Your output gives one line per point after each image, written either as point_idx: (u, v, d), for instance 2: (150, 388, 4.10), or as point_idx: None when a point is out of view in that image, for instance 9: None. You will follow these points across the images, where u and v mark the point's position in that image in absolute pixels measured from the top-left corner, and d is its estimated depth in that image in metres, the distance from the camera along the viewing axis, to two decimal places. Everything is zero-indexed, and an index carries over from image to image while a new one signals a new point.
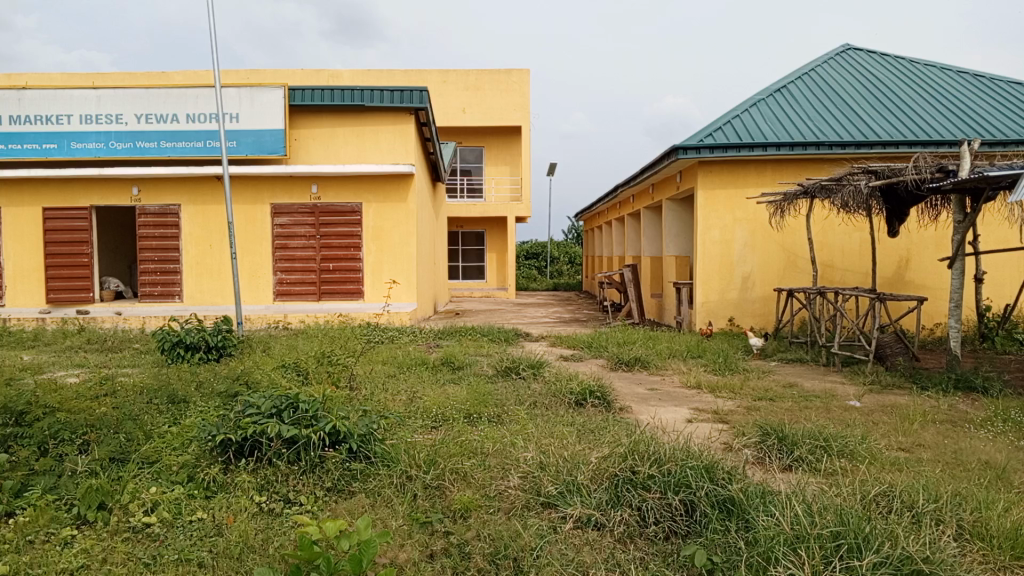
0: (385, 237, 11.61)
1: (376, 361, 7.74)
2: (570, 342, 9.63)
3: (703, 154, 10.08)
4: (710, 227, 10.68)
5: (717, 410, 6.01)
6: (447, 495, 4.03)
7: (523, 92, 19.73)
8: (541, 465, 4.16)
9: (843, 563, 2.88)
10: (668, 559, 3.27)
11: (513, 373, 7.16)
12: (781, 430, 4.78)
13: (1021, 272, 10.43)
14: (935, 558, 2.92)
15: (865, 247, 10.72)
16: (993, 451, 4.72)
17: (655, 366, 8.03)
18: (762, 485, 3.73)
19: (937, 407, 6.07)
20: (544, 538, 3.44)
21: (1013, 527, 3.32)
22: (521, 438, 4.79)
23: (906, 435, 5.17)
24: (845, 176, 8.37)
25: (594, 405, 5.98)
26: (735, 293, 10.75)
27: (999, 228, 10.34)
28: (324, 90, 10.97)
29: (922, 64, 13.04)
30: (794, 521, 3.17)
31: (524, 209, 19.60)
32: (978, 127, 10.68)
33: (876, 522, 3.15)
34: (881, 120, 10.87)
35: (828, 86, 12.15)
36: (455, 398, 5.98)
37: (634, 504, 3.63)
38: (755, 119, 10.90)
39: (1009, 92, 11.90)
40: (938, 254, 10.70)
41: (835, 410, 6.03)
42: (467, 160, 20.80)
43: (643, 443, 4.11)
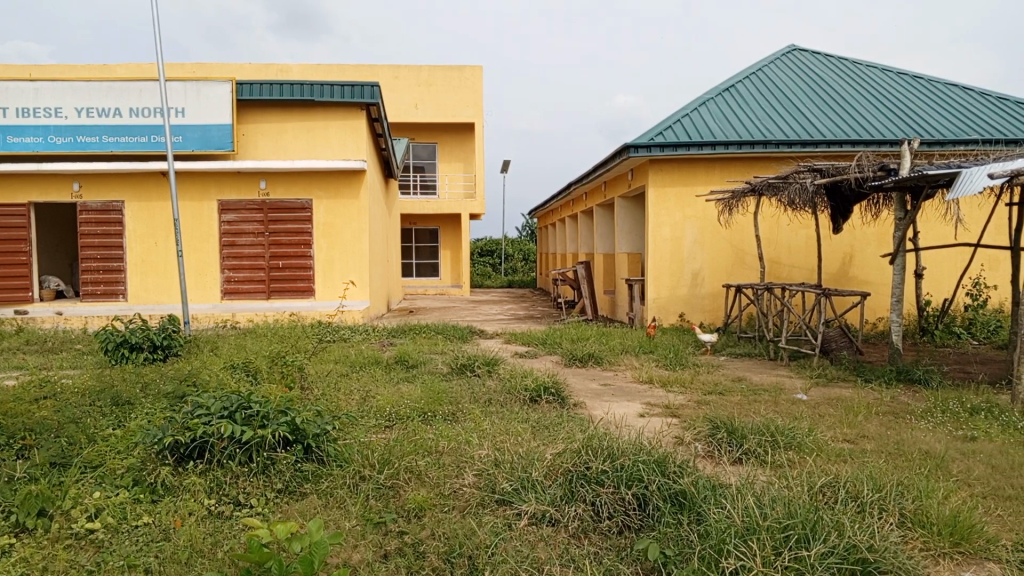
0: (336, 234, 11.45)
1: (328, 360, 7.64)
2: (524, 339, 9.65)
3: (654, 153, 10.19)
4: (661, 224, 10.81)
5: (668, 404, 6.09)
6: (400, 495, 4.00)
7: (476, 88, 19.69)
8: (495, 462, 4.15)
9: (792, 554, 2.93)
10: (621, 553, 3.30)
11: (468, 370, 7.14)
12: (731, 424, 4.87)
13: (958, 268, 10.81)
14: (880, 547, 3.00)
15: (810, 244, 10.97)
16: (933, 441, 4.88)
17: (608, 362, 8.09)
18: (713, 478, 3.79)
19: (880, 399, 6.25)
20: (499, 535, 3.43)
21: (952, 514, 3.43)
22: (476, 436, 4.78)
23: (851, 427, 5.31)
24: (791, 174, 8.53)
25: (549, 402, 6.00)
26: (685, 290, 10.90)
27: (938, 225, 10.70)
28: (272, 85, 10.76)
29: (864, 65, 13.39)
30: (744, 513, 3.23)
31: (478, 206, 19.57)
32: (918, 127, 11.03)
33: (823, 512, 3.22)
34: (826, 120, 11.13)
35: (774, 86, 12.40)
36: (409, 396, 5.94)
37: (588, 500, 3.65)
38: (704, 118, 11.06)
39: (947, 93, 12.31)
40: (880, 250, 11.02)
41: (783, 403, 6.17)
42: (420, 156, 20.66)
43: (597, 438, 4.13)
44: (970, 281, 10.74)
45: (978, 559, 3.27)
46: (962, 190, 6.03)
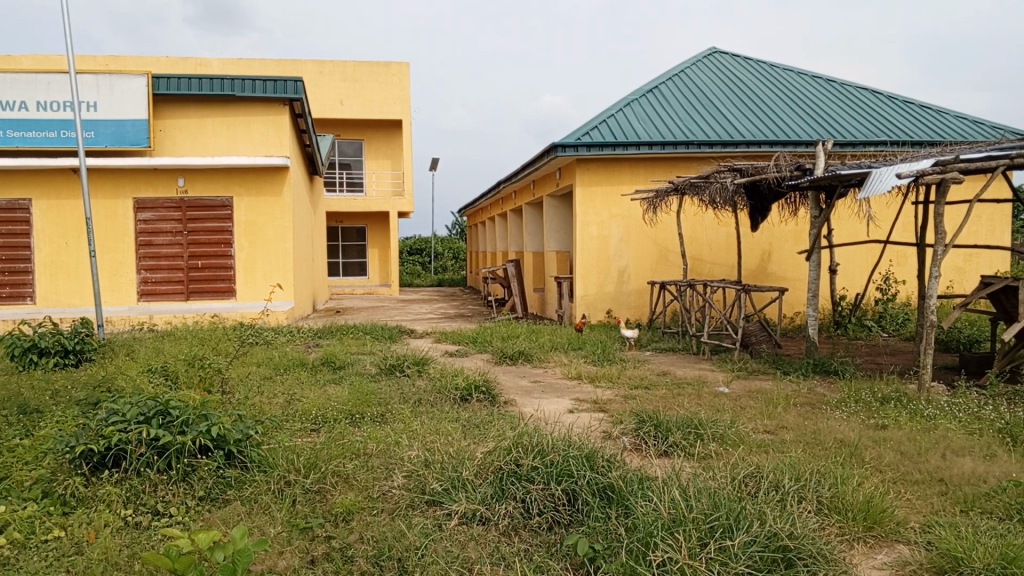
0: (258, 233, 11.14)
1: (251, 363, 7.42)
2: (453, 338, 9.61)
3: (581, 152, 10.30)
4: (588, 222, 10.92)
5: (596, 399, 6.17)
6: (328, 499, 3.92)
7: (403, 85, 19.52)
8: (425, 462, 4.12)
9: (716, 544, 3.01)
10: (551, 549, 3.32)
11: (397, 371, 7.06)
12: (656, 417, 4.96)
13: (869, 264, 11.31)
14: (798, 534, 3.11)
15: (731, 241, 11.28)
16: (847, 430, 5.08)
17: (538, 359, 8.14)
18: (640, 472, 3.85)
19: (797, 391, 6.48)
20: (429, 536, 3.40)
21: (865, 499, 3.59)
22: (405, 437, 4.73)
23: (771, 418, 5.48)
24: (712, 174, 8.76)
25: (479, 400, 5.98)
26: (612, 287, 11.06)
27: (850, 222, 11.16)
28: (191, 79, 10.41)
29: (781, 68, 13.87)
30: (670, 506, 3.28)
31: (406, 204, 19.40)
32: (831, 128, 11.48)
33: (746, 503, 3.31)
34: (745, 121, 11.47)
35: (696, 87, 12.69)
36: (336, 399, 5.83)
37: (518, 497, 3.66)
38: (629, 118, 11.25)
39: (857, 96, 12.86)
40: (797, 247, 11.42)
41: (706, 396, 6.33)
42: (346, 153, 20.31)
43: (528, 435, 4.13)
44: (880, 276, 11.25)
45: (890, 541, 3.42)
46: (872, 189, 6.28)
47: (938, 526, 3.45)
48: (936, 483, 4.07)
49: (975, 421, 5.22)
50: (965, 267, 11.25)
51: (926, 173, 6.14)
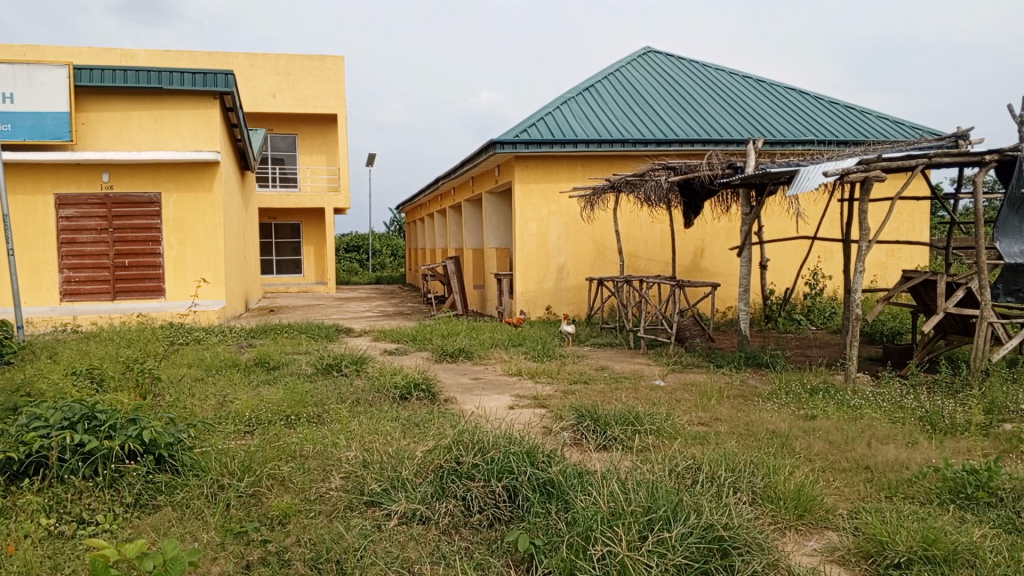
0: (187, 229, 10.81)
1: (181, 365, 7.19)
2: (392, 336, 9.51)
3: (519, 150, 10.33)
4: (527, 220, 10.96)
5: (537, 395, 6.20)
6: (263, 502, 3.83)
7: (337, 79, 19.21)
8: (363, 463, 4.06)
9: (654, 537, 3.05)
10: (492, 546, 3.32)
11: (334, 370, 6.95)
12: (595, 412, 5.01)
13: (797, 260, 11.66)
14: (733, 524, 3.17)
15: (665, 238, 11.47)
16: (778, 421, 5.23)
17: (478, 356, 8.12)
18: (580, 466, 3.87)
19: (730, 383, 6.65)
20: (368, 537, 3.36)
21: (796, 488, 3.71)
22: (342, 437, 4.66)
23: (706, 410, 5.60)
24: (647, 171, 8.89)
25: (419, 399, 5.94)
26: (551, 283, 11.12)
27: (779, 219, 11.49)
28: (116, 70, 10.03)
29: (713, 68, 14.16)
30: (608, 500, 3.31)
31: (343, 200, 19.10)
32: (761, 128, 11.78)
33: (683, 494, 3.36)
34: (680, 120, 11.68)
35: (631, 86, 12.85)
36: (271, 400, 5.69)
37: (459, 495, 3.65)
38: (566, 116, 11.33)
39: (785, 96, 13.23)
40: (728, 243, 11.69)
41: (643, 389, 6.44)
42: (279, 148, 19.88)
43: (467, 433, 4.11)
44: (808, 271, 11.61)
45: (819, 528, 3.53)
46: (799, 188, 6.45)
47: (865, 512, 3.58)
48: (862, 470, 4.22)
49: (898, 410, 5.44)
50: (887, 262, 11.72)
51: (850, 172, 6.34)
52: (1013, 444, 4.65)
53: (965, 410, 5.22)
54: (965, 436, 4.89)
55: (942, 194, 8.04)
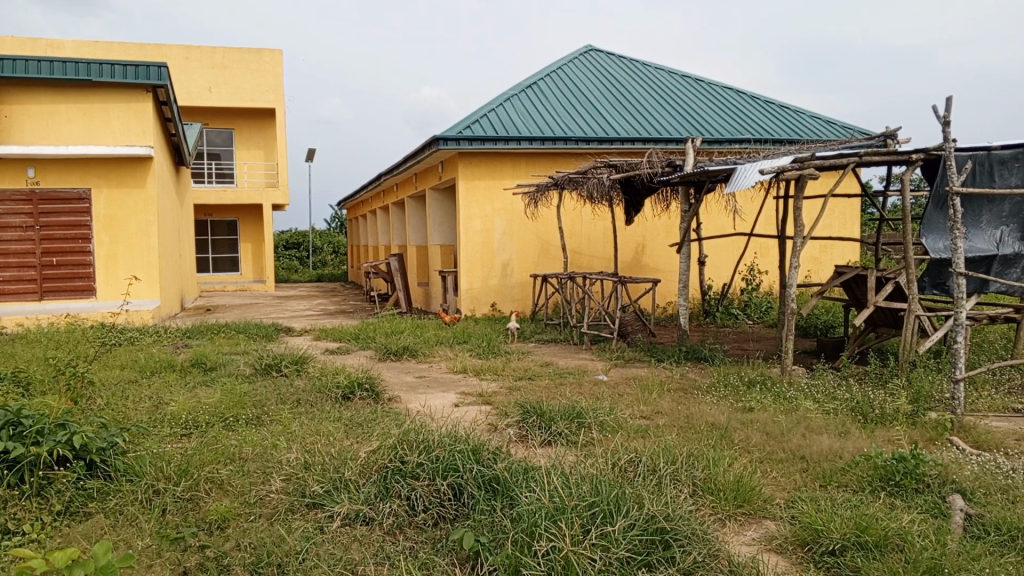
0: (118, 227, 10.44)
1: (114, 367, 6.95)
2: (334, 335, 9.37)
3: (462, 146, 10.30)
4: (472, 216, 10.93)
5: (481, 392, 6.19)
6: (201, 507, 3.73)
7: (276, 73, 18.82)
8: (304, 465, 4.00)
9: (598, 531, 3.08)
10: (437, 545, 3.30)
11: (274, 371, 6.81)
12: (540, 408, 5.03)
13: (734, 256, 11.93)
14: (675, 516, 3.22)
15: (608, 235, 11.59)
16: (718, 413, 5.33)
17: (422, 354, 8.07)
18: (525, 462, 3.88)
19: (671, 377, 6.77)
20: (310, 540, 3.31)
21: (735, 479, 3.79)
22: (283, 438, 4.58)
23: (647, 404, 5.69)
24: (590, 169, 8.96)
25: (362, 398, 5.87)
26: (496, 280, 11.11)
27: (717, 216, 11.75)
28: (41, 61, 9.62)
29: (653, 67, 14.36)
30: (552, 495, 3.33)
31: (281, 197, 18.75)
32: (700, 127, 12.00)
33: (626, 488, 3.40)
34: (621, 119, 11.81)
35: (573, 84, 12.93)
36: (208, 402, 5.54)
37: (403, 495, 3.62)
38: (509, 113, 11.35)
39: (723, 95, 13.52)
40: (668, 240, 11.89)
41: (587, 384, 6.50)
42: (215, 143, 19.38)
43: (412, 432, 4.07)
44: (745, 267, 11.88)
45: (757, 517, 3.62)
46: (736, 185, 6.58)
47: (800, 501, 3.68)
48: (798, 460, 4.35)
49: (831, 401, 5.61)
50: (820, 258, 12.08)
51: (785, 171, 6.51)
52: (939, 432, 4.84)
53: (893, 400, 5.43)
54: (894, 425, 5.08)
55: (872, 191, 8.29)
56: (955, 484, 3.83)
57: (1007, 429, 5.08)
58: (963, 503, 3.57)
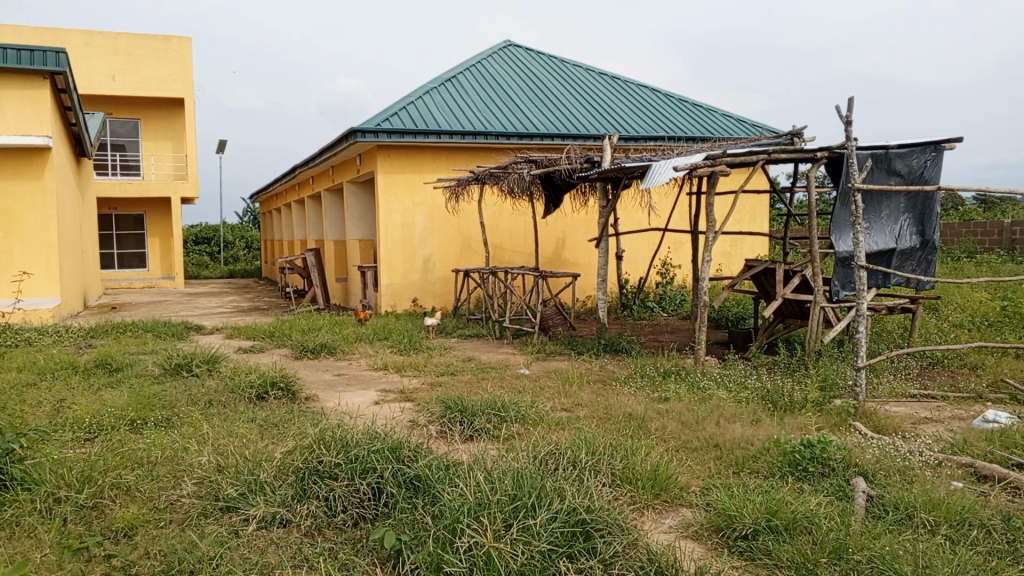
0: (13, 221, 9.84)
1: (8, 369, 6.55)
2: (248, 333, 9.09)
3: (381, 139, 10.14)
4: (392, 210, 10.79)
5: (403, 389, 6.13)
6: (106, 514, 3.55)
7: (184, 61, 18.14)
8: (217, 468, 3.86)
9: (520, 524, 3.09)
10: (357, 545, 3.25)
11: (184, 371, 6.56)
12: (461, 403, 5.01)
13: (650, 250, 12.22)
14: (595, 506, 3.25)
15: (528, 230, 11.65)
16: (635, 404, 5.44)
17: (341, 351, 7.93)
18: (447, 458, 3.84)
19: (591, 369, 6.88)
20: (224, 545, 3.20)
21: (653, 468, 3.88)
22: (195, 441, 4.41)
23: (568, 396, 5.76)
24: (510, 164, 8.98)
25: (277, 398, 5.71)
26: (417, 275, 11.02)
27: (633, 212, 11.99)
28: None
29: (571, 63, 14.51)
30: (473, 491, 3.32)
31: (191, 190, 18.08)
32: (618, 124, 12.19)
33: (547, 480, 3.41)
34: (541, 115, 11.88)
35: (493, 79, 12.92)
36: (113, 404, 5.28)
37: (321, 496, 3.54)
38: (429, 106, 11.26)
39: (638, 93, 13.79)
40: (587, 235, 12.06)
41: (508, 378, 6.54)
42: (119, 133, 18.49)
43: (330, 431, 3.97)
44: (660, 261, 12.19)
45: (674, 505, 3.71)
46: (652, 181, 6.74)
47: (715, 488, 3.78)
48: (712, 448, 4.48)
49: (742, 390, 5.81)
50: (730, 252, 12.49)
51: (699, 167, 6.67)
52: (842, 418, 5.07)
53: (801, 388, 5.65)
54: (802, 412, 5.30)
55: (780, 188, 8.59)
56: (858, 467, 4.02)
57: (904, 413, 5.37)
58: (865, 484, 3.74)
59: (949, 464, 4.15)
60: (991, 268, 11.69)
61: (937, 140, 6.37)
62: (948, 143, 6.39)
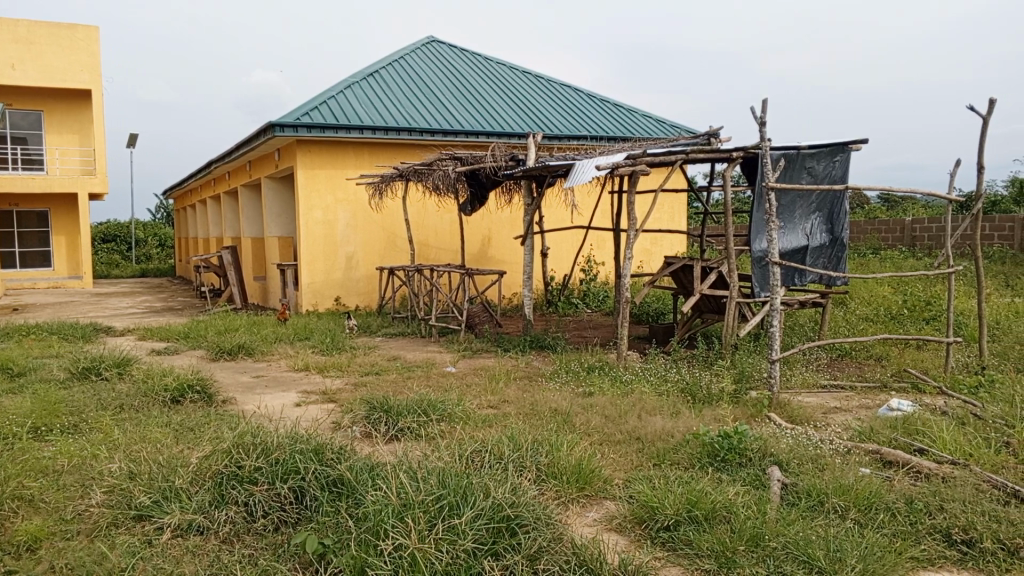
0: None
1: None
2: (161, 334, 8.74)
3: (301, 133, 9.94)
4: (313, 207, 10.57)
5: (325, 390, 6.00)
6: (7, 527, 3.35)
7: (91, 51, 17.34)
8: (130, 475, 3.71)
9: (444, 524, 3.06)
10: (278, 551, 3.17)
11: (93, 374, 6.27)
12: (386, 403, 4.95)
13: (574, 248, 12.37)
14: (519, 502, 3.26)
15: (454, 227, 11.61)
16: (560, 399, 5.50)
17: (260, 352, 7.72)
18: (371, 459, 3.79)
19: (517, 365, 6.91)
20: (136, 555, 3.08)
21: (578, 462, 3.92)
22: (106, 448, 4.22)
23: (494, 393, 5.77)
24: (435, 161, 8.92)
25: (193, 402, 5.51)
26: (340, 274, 10.84)
27: (557, 211, 12.12)
28: None
29: (495, 61, 14.53)
30: (397, 492, 3.27)
31: (100, 185, 17.33)
32: (542, 122, 12.28)
33: (472, 478, 3.40)
34: (465, 111, 11.87)
35: (416, 75, 12.81)
36: (14, 410, 4.99)
37: (240, 501, 3.43)
38: (350, 100, 11.09)
39: (561, 91, 13.93)
40: (512, 233, 12.11)
41: (434, 376, 6.51)
42: (20, 126, 17.49)
43: (250, 434, 3.85)
44: (584, 258, 12.35)
45: (598, 498, 3.77)
46: (575, 180, 6.81)
47: (637, 480, 3.85)
48: (634, 441, 4.56)
49: (664, 383, 5.95)
50: (651, 249, 12.77)
51: (621, 166, 6.75)
52: (758, 409, 5.25)
53: (718, 380, 5.83)
54: (720, 404, 5.45)
55: (698, 186, 8.81)
56: (773, 456, 4.15)
57: (816, 403, 5.59)
58: (779, 473, 3.89)
59: (857, 451, 4.35)
60: (893, 264, 12.30)
61: (843, 141, 6.66)
62: (855, 144, 6.68)
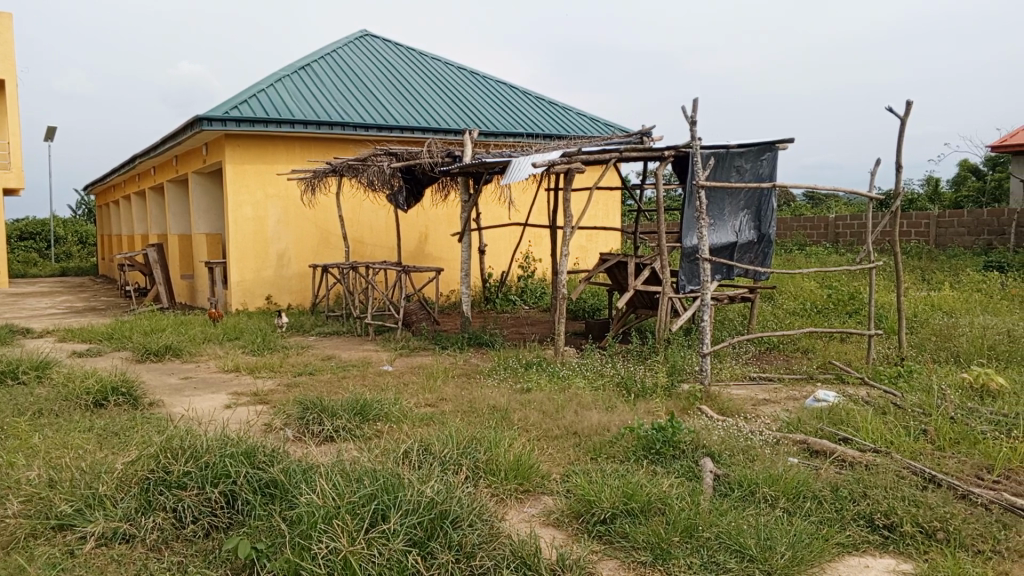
0: None
1: None
2: (83, 335, 8.41)
3: (229, 127, 9.66)
4: (242, 203, 10.31)
5: (257, 391, 5.86)
6: None
7: (5, 40, 16.53)
8: (49, 483, 3.55)
9: (378, 526, 3.03)
10: (209, 557, 3.09)
11: (8, 379, 5.98)
12: (320, 403, 4.88)
13: (511, 245, 12.42)
14: (456, 500, 3.25)
15: (389, 224, 11.49)
16: (498, 395, 5.51)
17: (189, 353, 7.49)
18: (305, 461, 3.72)
19: (455, 363, 6.89)
20: (57, 567, 2.96)
21: (516, 458, 3.93)
22: (22, 455, 4.03)
23: (431, 391, 5.73)
24: (369, 157, 8.78)
25: (118, 405, 5.31)
26: (271, 271, 10.60)
27: (494, 207, 12.14)
28: None
29: (429, 56, 14.42)
30: (329, 494, 3.22)
31: (15, 180, 16.55)
32: (477, 119, 12.25)
33: (408, 477, 3.37)
34: (399, 107, 11.75)
35: (349, 69, 12.61)
36: None
37: (168, 507, 3.32)
38: (281, 94, 10.84)
39: (497, 87, 13.92)
40: (450, 229, 12.07)
41: (370, 375, 6.43)
42: None
43: (178, 438, 3.73)
44: (521, 255, 12.41)
45: (536, 493, 3.80)
46: (511, 177, 6.83)
47: (573, 474, 3.89)
48: (571, 436, 4.60)
49: (599, 377, 6.02)
50: (586, 246, 12.91)
51: (556, 163, 6.77)
52: (690, 402, 5.37)
53: (652, 373, 5.94)
54: (653, 397, 5.56)
55: (631, 184, 8.95)
56: (705, 448, 4.25)
57: (745, 396, 5.75)
58: (712, 465, 3.98)
59: (786, 441, 4.48)
60: (818, 260, 12.72)
61: (770, 140, 6.83)
62: (782, 143, 6.87)
